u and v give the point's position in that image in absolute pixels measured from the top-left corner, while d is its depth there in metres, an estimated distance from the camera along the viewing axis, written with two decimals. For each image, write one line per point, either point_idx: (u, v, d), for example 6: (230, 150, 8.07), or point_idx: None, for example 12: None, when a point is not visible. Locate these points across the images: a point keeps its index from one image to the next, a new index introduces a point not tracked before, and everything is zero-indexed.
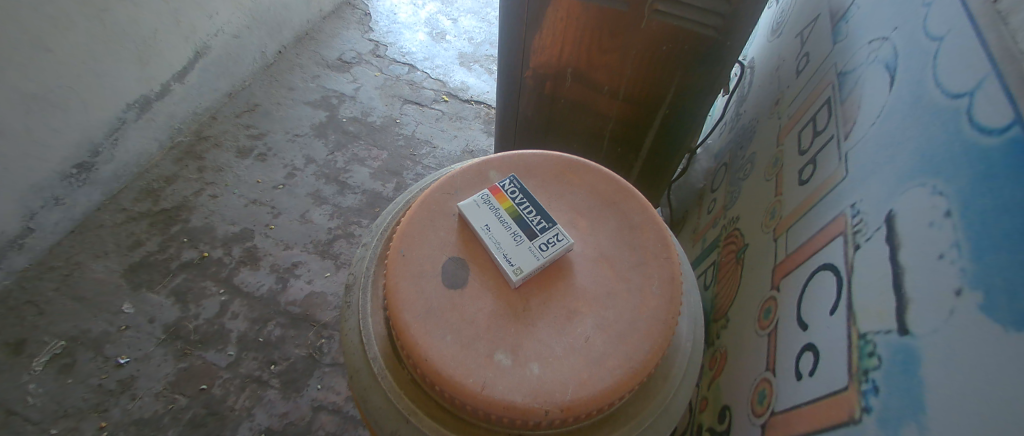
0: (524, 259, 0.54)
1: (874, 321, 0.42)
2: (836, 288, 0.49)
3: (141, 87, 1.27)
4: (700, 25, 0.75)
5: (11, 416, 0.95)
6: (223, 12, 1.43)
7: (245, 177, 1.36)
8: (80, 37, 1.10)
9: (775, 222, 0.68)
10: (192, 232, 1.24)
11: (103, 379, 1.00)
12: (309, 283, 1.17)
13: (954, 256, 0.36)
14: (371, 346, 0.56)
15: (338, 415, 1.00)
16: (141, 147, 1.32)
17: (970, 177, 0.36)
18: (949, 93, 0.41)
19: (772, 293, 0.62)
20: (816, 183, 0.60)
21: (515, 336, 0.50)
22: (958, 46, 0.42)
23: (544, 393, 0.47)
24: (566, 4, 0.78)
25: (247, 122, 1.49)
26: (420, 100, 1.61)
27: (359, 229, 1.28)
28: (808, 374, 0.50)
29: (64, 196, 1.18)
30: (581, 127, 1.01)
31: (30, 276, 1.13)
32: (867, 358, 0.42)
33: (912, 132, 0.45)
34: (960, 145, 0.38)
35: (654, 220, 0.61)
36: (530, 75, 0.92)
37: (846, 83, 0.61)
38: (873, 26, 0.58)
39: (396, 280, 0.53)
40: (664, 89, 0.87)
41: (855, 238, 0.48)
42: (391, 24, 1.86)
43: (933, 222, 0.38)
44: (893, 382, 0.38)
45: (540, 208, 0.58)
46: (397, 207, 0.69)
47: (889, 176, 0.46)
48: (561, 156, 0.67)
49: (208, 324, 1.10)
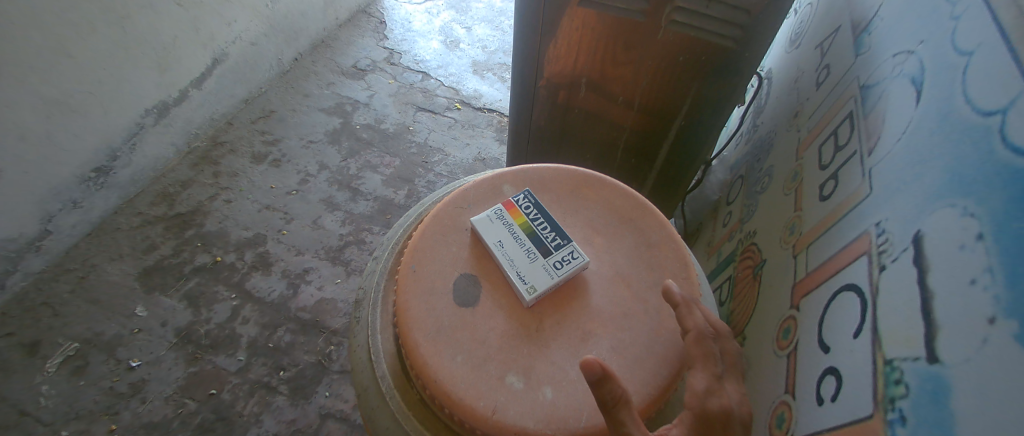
0: (538, 277, 0.53)
1: (900, 347, 0.40)
2: (859, 310, 0.48)
3: (160, 93, 1.30)
4: (718, 36, 0.74)
5: (23, 417, 0.96)
6: (241, 20, 1.46)
7: (259, 183, 1.37)
8: (102, 44, 1.13)
9: (794, 239, 0.66)
10: (206, 236, 1.25)
11: (114, 382, 1.01)
12: (319, 289, 1.18)
13: (987, 281, 0.34)
14: (380, 364, 0.56)
15: (345, 423, 1.00)
16: (157, 152, 1.34)
17: (1002, 199, 0.35)
18: (982, 110, 0.39)
19: (791, 313, 0.61)
20: (838, 200, 0.58)
21: (528, 358, 0.49)
22: (989, 61, 0.40)
23: (558, 420, 0.45)
24: (579, 14, 0.78)
25: (262, 129, 1.50)
26: (433, 107, 1.61)
27: (370, 236, 1.28)
28: (830, 399, 0.48)
29: (82, 199, 1.20)
30: (594, 137, 1.00)
31: (47, 277, 1.15)
32: (894, 386, 0.40)
33: (941, 150, 0.43)
34: (993, 165, 0.37)
35: (672, 238, 0.60)
36: (543, 85, 0.92)
37: (870, 96, 0.59)
38: (899, 38, 0.57)
39: (406, 297, 0.53)
40: (679, 101, 0.86)
41: (881, 259, 0.46)
42: (405, 32, 1.88)
43: (963, 245, 0.37)
44: (921, 413, 0.36)
45: (554, 224, 0.57)
46: (408, 219, 0.69)
47: (915, 195, 0.44)
48: (576, 170, 0.66)
49: (219, 329, 1.10)
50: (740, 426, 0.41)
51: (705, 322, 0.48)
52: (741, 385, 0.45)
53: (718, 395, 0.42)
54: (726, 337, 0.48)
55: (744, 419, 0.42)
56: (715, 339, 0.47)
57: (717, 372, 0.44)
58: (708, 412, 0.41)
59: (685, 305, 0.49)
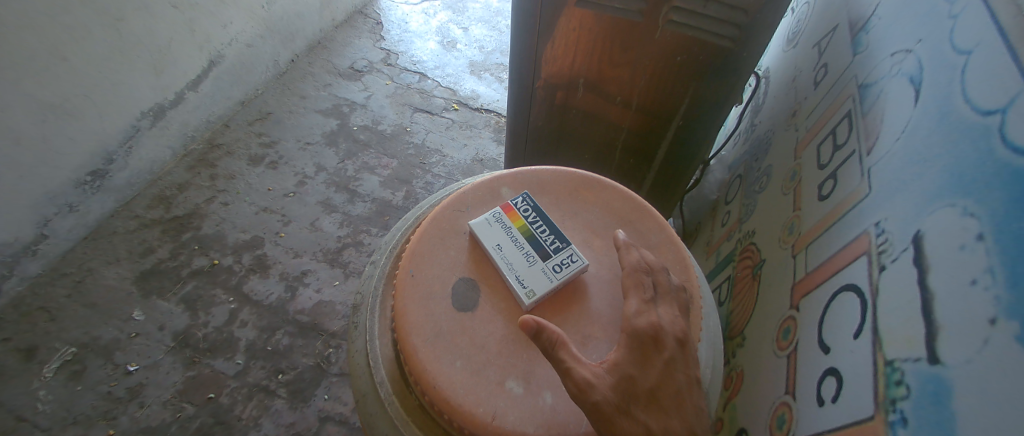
0: (536, 281, 0.53)
1: (902, 348, 0.40)
2: (859, 310, 0.47)
3: (156, 96, 1.29)
4: (716, 36, 0.73)
5: (20, 423, 0.95)
6: (237, 22, 1.45)
7: (257, 185, 1.37)
8: (96, 47, 1.12)
9: (793, 238, 0.66)
10: (203, 239, 1.24)
11: (112, 386, 1.00)
12: (318, 292, 1.17)
13: (988, 282, 0.34)
14: (378, 370, 0.55)
15: (345, 426, 1.00)
16: (154, 155, 1.34)
17: (1002, 199, 0.35)
18: (981, 109, 0.39)
19: (791, 313, 0.61)
20: (837, 200, 0.58)
21: (527, 363, 0.49)
22: (987, 59, 0.40)
23: (558, 426, 0.45)
24: (577, 15, 0.77)
25: (259, 130, 1.50)
26: (431, 108, 1.61)
27: (368, 238, 1.28)
28: (831, 400, 0.48)
29: (78, 203, 1.19)
30: (592, 138, 1.00)
31: (43, 282, 1.14)
32: (894, 387, 0.40)
33: (939, 149, 0.43)
34: (992, 166, 0.36)
35: (672, 240, 0.60)
36: (541, 85, 0.91)
37: (869, 95, 0.59)
38: (898, 36, 0.56)
39: (404, 302, 0.53)
40: (677, 101, 0.86)
41: (880, 259, 0.46)
42: (402, 32, 1.87)
43: (965, 245, 0.36)
44: (923, 415, 0.36)
45: (553, 227, 0.57)
46: (406, 223, 0.69)
47: (915, 195, 0.44)
48: (574, 172, 0.66)
49: (217, 332, 1.10)
50: (671, 340, 0.46)
51: (641, 259, 0.53)
52: (674, 307, 0.50)
53: (647, 316, 0.47)
54: (661, 269, 0.53)
55: (675, 334, 0.47)
56: (648, 272, 0.52)
57: (648, 297, 0.49)
58: (637, 332, 0.46)
59: (624, 246, 0.54)
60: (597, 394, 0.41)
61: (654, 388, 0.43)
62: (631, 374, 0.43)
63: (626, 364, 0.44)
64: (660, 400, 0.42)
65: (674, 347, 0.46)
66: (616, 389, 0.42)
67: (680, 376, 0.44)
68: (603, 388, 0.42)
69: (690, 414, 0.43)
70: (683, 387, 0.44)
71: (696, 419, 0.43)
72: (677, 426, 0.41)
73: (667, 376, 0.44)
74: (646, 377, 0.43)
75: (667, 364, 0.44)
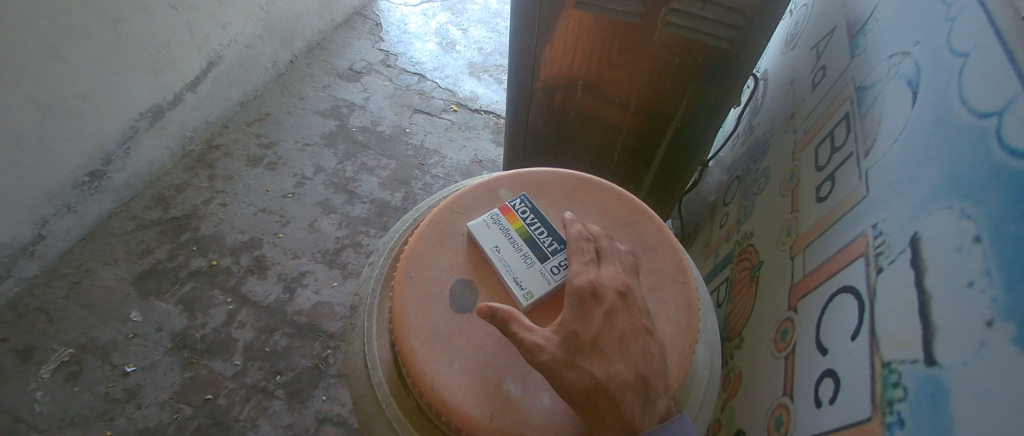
0: (534, 283, 0.53)
1: (899, 350, 0.40)
2: (857, 312, 0.48)
3: (155, 96, 1.29)
4: (714, 38, 0.74)
5: (16, 423, 0.95)
6: (236, 22, 1.45)
7: (255, 186, 1.36)
8: (95, 47, 1.12)
9: (791, 240, 0.66)
10: (202, 240, 1.24)
11: (110, 387, 1.00)
12: (316, 293, 1.17)
13: (985, 284, 0.34)
14: (376, 371, 0.55)
15: (343, 427, 1.00)
16: (152, 155, 1.33)
17: (999, 202, 0.35)
18: (978, 112, 0.39)
19: (788, 315, 0.61)
20: (835, 201, 0.58)
21: (526, 365, 0.49)
22: (985, 61, 0.40)
23: (556, 427, 0.45)
24: (576, 17, 0.77)
25: (257, 131, 1.50)
26: (430, 109, 1.61)
27: (366, 239, 1.28)
28: (828, 402, 0.48)
29: (76, 204, 1.19)
30: (591, 140, 1.00)
31: (41, 282, 1.14)
32: (892, 388, 0.40)
33: (936, 152, 0.43)
34: (988, 168, 0.36)
35: (670, 242, 0.60)
36: (540, 87, 0.91)
37: (867, 98, 0.59)
38: (896, 39, 0.56)
39: (403, 303, 0.53)
40: (676, 102, 0.86)
41: (878, 261, 0.46)
42: (402, 34, 1.87)
43: (961, 248, 0.36)
44: (919, 416, 0.36)
45: (551, 229, 0.57)
46: (404, 224, 0.69)
47: (912, 196, 0.44)
48: (572, 173, 0.66)
49: (215, 333, 1.09)
50: (610, 292, 0.45)
51: (583, 227, 0.53)
52: (618, 264, 0.49)
53: (586, 274, 0.46)
54: (604, 236, 0.52)
55: (616, 287, 0.45)
56: (590, 239, 0.51)
57: (589, 259, 0.48)
58: (577, 290, 0.45)
59: (568, 220, 0.54)
60: (546, 355, 0.42)
61: (596, 337, 0.42)
62: (575, 330, 0.43)
63: (569, 321, 0.43)
64: (603, 348, 0.42)
65: (615, 299, 0.45)
66: (563, 346, 0.42)
67: (625, 324, 0.43)
68: (550, 348, 0.42)
69: (637, 359, 0.42)
70: (629, 335, 0.43)
71: (644, 364, 0.42)
72: (622, 371, 0.41)
73: (608, 325, 0.43)
74: (588, 329, 0.43)
75: (608, 314, 0.43)
